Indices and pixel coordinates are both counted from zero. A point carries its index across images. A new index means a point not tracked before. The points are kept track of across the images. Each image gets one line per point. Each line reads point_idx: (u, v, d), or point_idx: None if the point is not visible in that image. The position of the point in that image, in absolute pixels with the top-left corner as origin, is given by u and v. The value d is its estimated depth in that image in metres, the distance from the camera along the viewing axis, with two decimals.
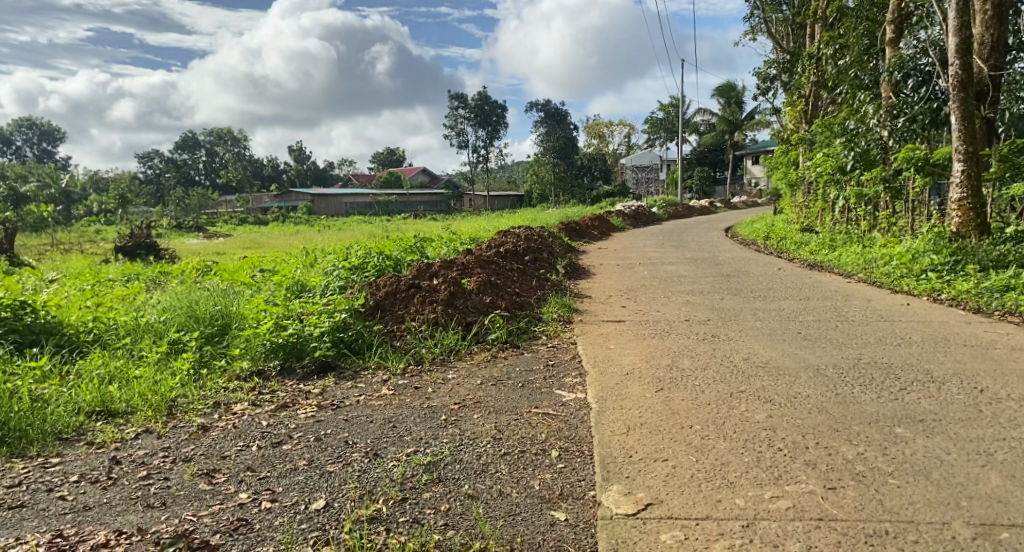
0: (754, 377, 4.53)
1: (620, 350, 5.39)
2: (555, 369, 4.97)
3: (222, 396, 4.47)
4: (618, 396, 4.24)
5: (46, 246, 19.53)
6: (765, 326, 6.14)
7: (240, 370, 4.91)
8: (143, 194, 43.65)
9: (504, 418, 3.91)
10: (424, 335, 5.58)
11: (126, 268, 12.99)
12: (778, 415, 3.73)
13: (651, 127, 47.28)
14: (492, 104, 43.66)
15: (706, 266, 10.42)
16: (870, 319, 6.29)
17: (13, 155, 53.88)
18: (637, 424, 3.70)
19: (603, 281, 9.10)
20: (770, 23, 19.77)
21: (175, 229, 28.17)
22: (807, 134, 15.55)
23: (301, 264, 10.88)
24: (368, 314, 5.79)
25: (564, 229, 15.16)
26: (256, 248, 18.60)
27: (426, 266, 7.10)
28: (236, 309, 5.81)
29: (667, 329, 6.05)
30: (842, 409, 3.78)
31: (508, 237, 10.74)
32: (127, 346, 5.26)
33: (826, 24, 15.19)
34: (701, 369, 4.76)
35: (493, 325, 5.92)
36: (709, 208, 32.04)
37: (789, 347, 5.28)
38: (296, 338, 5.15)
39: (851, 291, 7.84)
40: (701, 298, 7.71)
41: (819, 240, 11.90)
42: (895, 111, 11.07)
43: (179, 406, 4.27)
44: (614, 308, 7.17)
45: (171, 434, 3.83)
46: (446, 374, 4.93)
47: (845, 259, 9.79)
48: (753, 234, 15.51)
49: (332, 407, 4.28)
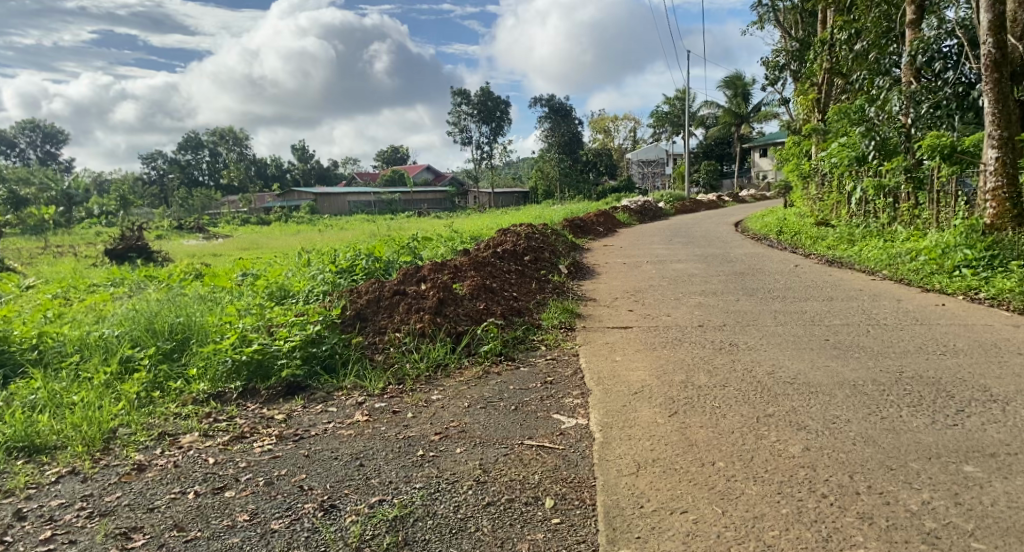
0: (783, 396, 3.91)
1: (627, 363, 4.78)
2: (553, 388, 4.37)
3: (173, 425, 3.91)
4: (626, 423, 3.63)
5: (41, 249, 19.17)
6: (787, 332, 5.52)
7: (196, 393, 4.35)
8: (146, 196, 43.56)
9: (490, 453, 3.32)
10: (409, 348, 5.01)
11: (113, 272, 12.46)
12: (818, 448, 3.13)
13: (656, 121, 46.50)
14: (495, 100, 42.99)
15: (718, 264, 9.79)
16: (905, 323, 5.65)
17: (17, 158, 53.72)
18: (649, 460, 3.12)
19: (607, 282, 8.47)
20: (778, 11, 19.00)
21: (176, 229, 27.83)
22: (820, 125, 14.91)
23: (289, 267, 10.29)
24: (346, 326, 5.23)
25: (568, 225, 14.54)
26: (253, 249, 18.13)
27: (415, 270, 6.51)
28: (200, 321, 5.24)
29: (680, 337, 5.44)
30: (892, 439, 3.17)
31: (507, 235, 10.12)
32: (74, 365, 4.67)
33: (838, 9, 14.54)
34: (721, 386, 4.15)
35: (486, 335, 5.33)
36: (716, 202, 31.35)
37: (819, 358, 4.67)
38: (261, 355, 4.60)
39: (878, 289, 7.22)
40: (713, 300, 7.09)
41: (836, 235, 11.24)
42: (917, 98, 10.52)
43: (119, 438, 3.69)
44: (620, 312, 6.56)
45: (100, 475, 3.26)
46: (429, 395, 4.35)
47: (866, 254, 9.16)
48: (764, 228, 14.85)
49: (294, 439, 3.71)
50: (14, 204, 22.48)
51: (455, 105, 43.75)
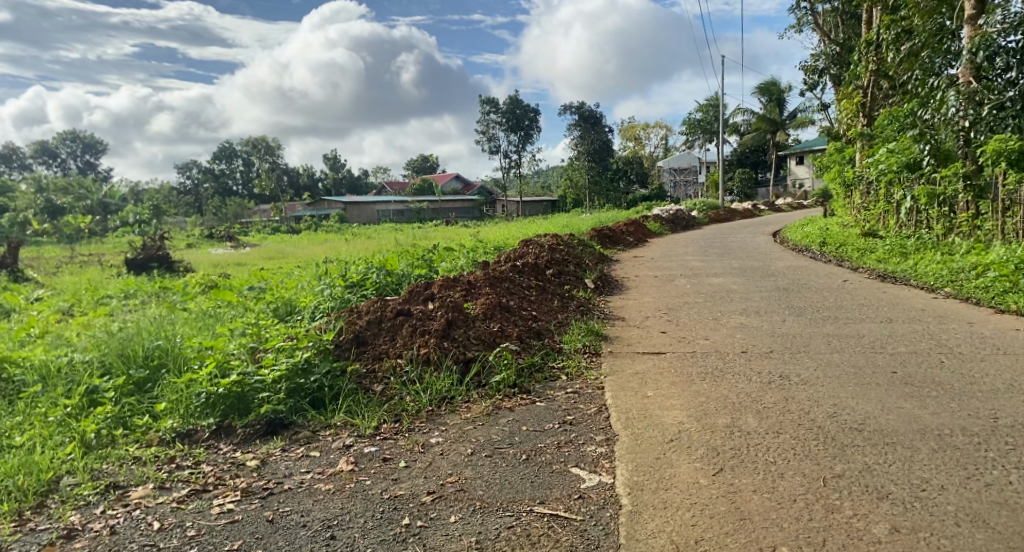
0: (852, 449, 3.21)
1: (661, 400, 4.08)
2: (573, 431, 3.70)
3: (126, 474, 3.34)
4: (662, 483, 2.99)
5: (68, 259, 19.01)
6: (845, 361, 4.79)
7: (163, 432, 3.78)
8: (181, 205, 43.76)
9: (490, 524, 2.76)
10: (410, 379, 4.39)
11: (127, 284, 12.03)
12: (910, 530, 2.53)
13: (687, 129, 45.56)
14: (524, 108, 42.41)
15: (758, 278, 9.05)
16: (984, 352, 4.86)
17: (58, 168, 54.61)
18: (691, 543, 2.56)
19: (637, 298, 7.79)
20: (818, 14, 18.18)
21: (206, 238, 27.62)
22: (865, 130, 14.04)
23: (303, 280, 9.76)
24: (342, 352, 4.64)
25: (596, 235, 13.85)
26: (278, 259, 17.80)
27: (424, 286, 5.88)
28: (181, 344, 4.67)
29: (721, 368, 4.72)
30: (1009, 520, 2.56)
31: (530, 247, 9.47)
32: (34, 398, 4.13)
33: (886, 8, 13.66)
34: (774, 433, 3.46)
35: (499, 363, 4.68)
36: (751, 211, 30.35)
37: (890, 397, 3.93)
38: (241, 387, 4.03)
39: (942, 310, 6.43)
40: (756, 320, 6.35)
41: (886, 246, 10.39)
42: (978, 98, 9.42)
43: (58, 492, 3.14)
44: (652, 334, 5.86)
45: (19, 546, 2.77)
46: (428, 438, 3.72)
47: (923, 269, 8.34)
48: (804, 239, 13.99)
49: (261, 495, 3.11)
50: (50, 214, 21.85)
51: (484, 113, 43.27)
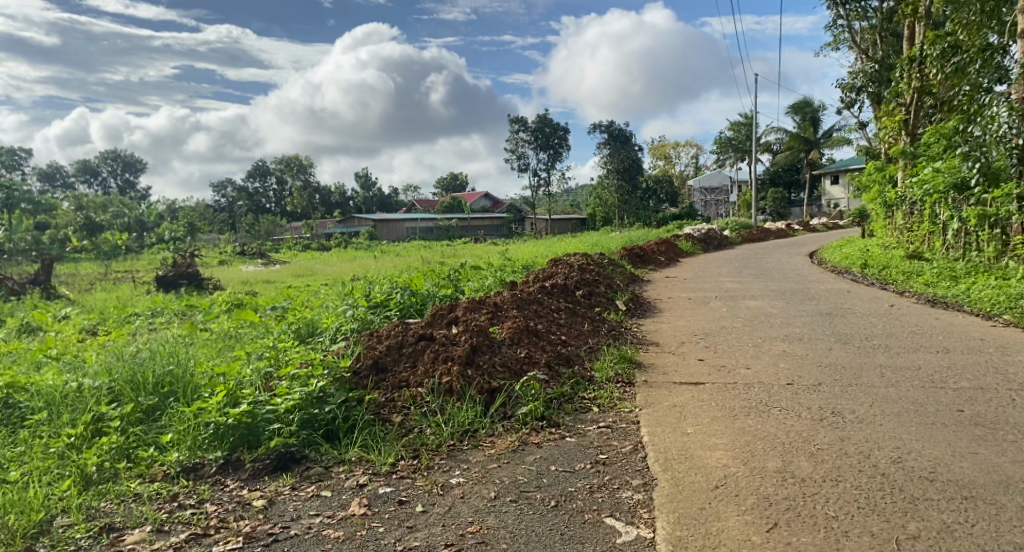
0: (925, 504, 2.84)
1: (703, 439, 3.73)
2: (606, 473, 3.37)
3: (123, 514, 3.12)
4: (709, 541, 2.68)
5: (102, 275, 19.17)
6: (904, 397, 4.38)
7: (166, 466, 3.55)
8: (215, 223, 44.34)
9: None
10: (431, 410, 4.11)
11: (155, 301, 12.00)
12: None
13: (718, 147, 44.99)
14: (554, 126, 42.28)
15: (798, 302, 8.62)
16: None
17: (99, 186, 55.87)
18: None
19: (672, 322, 7.43)
20: (856, 32, 17.72)
21: (238, 256, 27.80)
22: (908, 148, 13.50)
23: (327, 299, 9.56)
24: (360, 379, 4.37)
25: (627, 255, 13.50)
26: (306, 276, 17.69)
27: (447, 308, 5.60)
28: (192, 369, 4.45)
29: (767, 401, 4.35)
30: None
31: (559, 267, 9.15)
32: (39, 425, 3.94)
33: (930, 23, 13.18)
34: (832, 481, 3.09)
35: (525, 393, 4.37)
36: (785, 231, 29.68)
37: (962, 441, 3.53)
38: (251, 418, 3.77)
39: (1004, 340, 5.96)
40: (800, 348, 5.96)
41: (934, 269, 9.89)
42: None
43: (49, 534, 2.95)
44: (689, 362, 5.51)
45: None
46: (448, 477, 3.43)
47: (977, 293, 7.85)
48: (843, 260, 13.47)
49: (264, 543, 2.87)
50: (88, 230, 22.09)
51: (513, 132, 43.22)
